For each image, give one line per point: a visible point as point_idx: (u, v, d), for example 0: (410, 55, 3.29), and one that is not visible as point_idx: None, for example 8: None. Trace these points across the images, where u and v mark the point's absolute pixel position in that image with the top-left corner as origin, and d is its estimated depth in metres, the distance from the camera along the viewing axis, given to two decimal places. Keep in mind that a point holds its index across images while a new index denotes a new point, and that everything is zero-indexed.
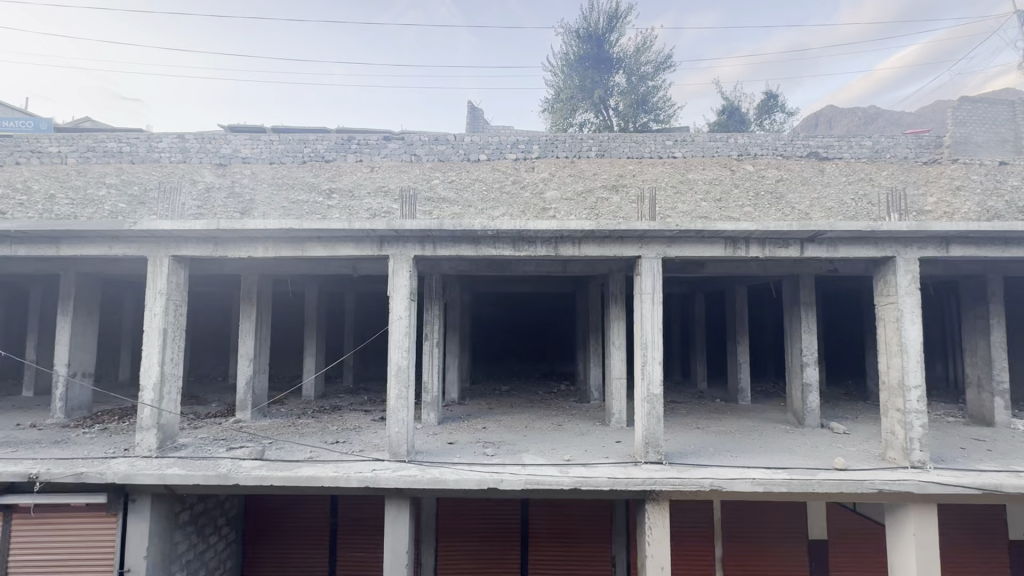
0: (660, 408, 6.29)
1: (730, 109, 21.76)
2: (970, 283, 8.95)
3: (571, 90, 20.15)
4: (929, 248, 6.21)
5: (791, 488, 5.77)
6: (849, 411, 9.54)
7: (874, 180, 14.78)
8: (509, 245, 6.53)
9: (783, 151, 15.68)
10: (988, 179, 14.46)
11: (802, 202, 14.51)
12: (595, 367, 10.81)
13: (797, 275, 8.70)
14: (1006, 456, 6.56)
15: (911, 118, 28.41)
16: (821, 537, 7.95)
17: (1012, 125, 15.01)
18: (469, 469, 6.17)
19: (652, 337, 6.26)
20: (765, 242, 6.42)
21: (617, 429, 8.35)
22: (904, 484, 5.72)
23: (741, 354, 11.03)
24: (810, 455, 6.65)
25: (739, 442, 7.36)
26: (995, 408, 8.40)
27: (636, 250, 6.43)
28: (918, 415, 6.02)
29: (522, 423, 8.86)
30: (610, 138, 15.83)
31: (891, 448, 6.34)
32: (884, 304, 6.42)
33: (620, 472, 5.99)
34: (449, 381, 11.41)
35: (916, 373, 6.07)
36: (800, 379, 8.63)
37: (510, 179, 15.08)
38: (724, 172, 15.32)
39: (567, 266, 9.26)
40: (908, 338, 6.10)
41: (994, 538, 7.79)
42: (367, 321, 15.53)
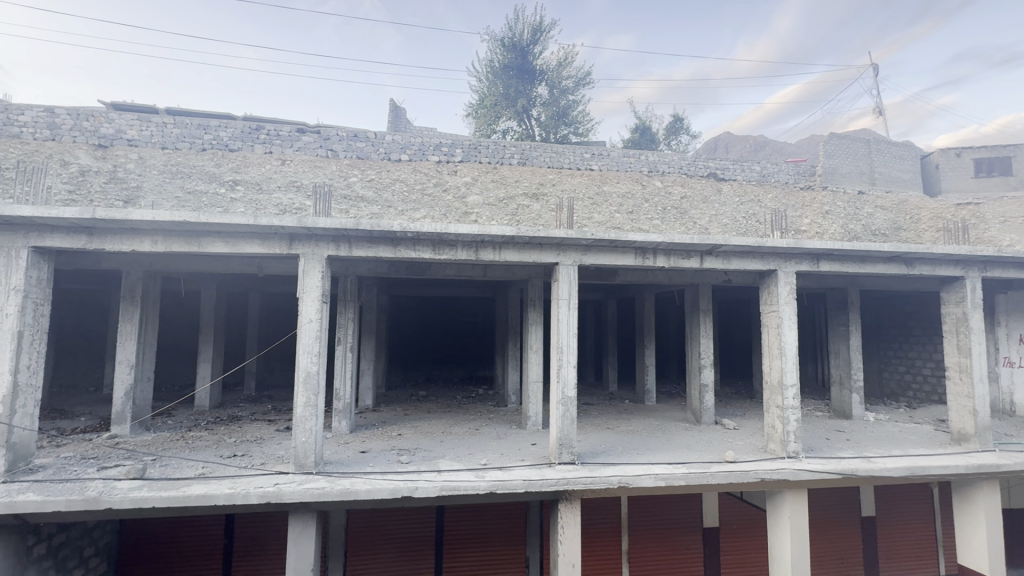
0: (574, 410, 6.49)
1: (642, 128, 23.30)
2: (834, 295, 10.31)
3: (496, 98, 20.40)
4: (802, 264, 7.06)
5: (689, 481, 6.23)
6: (738, 409, 10.54)
7: (761, 202, 16.59)
8: (429, 248, 6.43)
9: (687, 170, 16.96)
10: (850, 205, 16.78)
11: (702, 217, 16.01)
12: (513, 371, 10.97)
13: (697, 284, 9.49)
14: (860, 444, 7.61)
15: (792, 149, 32.33)
16: (713, 526, 8.68)
17: (867, 161, 17.60)
18: (383, 477, 5.95)
19: (568, 341, 6.46)
20: (670, 252, 6.92)
21: (533, 431, 8.53)
22: (781, 472, 6.43)
23: (648, 357, 11.76)
24: (706, 450, 7.23)
25: (644, 440, 7.82)
26: (852, 402, 9.72)
27: (554, 258, 6.62)
28: (794, 411, 6.81)
29: (439, 429, 8.73)
30: (531, 147, 16.20)
31: (772, 440, 7.08)
32: (768, 312, 7.19)
33: (536, 473, 6.10)
34: (363, 388, 10.94)
35: (792, 373, 6.86)
36: (699, 381, 9.36)
37: (432, 181, 14.89)
38: (636, 186, 16.26)
39: (487, 271, 9.33)
40: (786, 342, 6.88)
41: (850, 515, 8.98)
42: (273, 325, 14.48)
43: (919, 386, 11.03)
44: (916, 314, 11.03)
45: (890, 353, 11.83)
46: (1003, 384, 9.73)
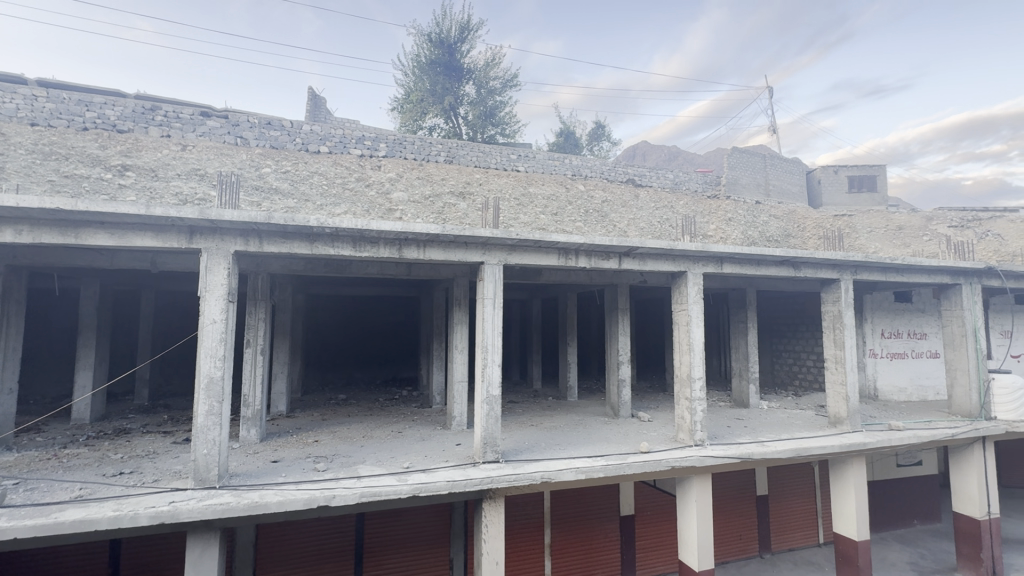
0: (499, 409, 6.52)
1: (566, 132, 24.02)
2: (736, 295, 11.29)
3: (422, 93, 20.01)
4: (708, 266, 7.64)
5: (608, 472, 6.50)
6: (652, 402, 11.19)
7: (673, 208, 17.77)
8: (349, 245, 6.14)
9: (608, 175, 17.71)
10: (748, 213, 18.46)
11: (622, 221, 16.86)
12: (438, 372, 10.81)
13: (616, 284, 9.95)
14: (756, 431, 8.38)
15: (701, 160, 35.02)
16: (629, 514, 9.14)
17: (763, 174, 19.49)
18: (296, 488, 5.60)
19: (493, 340, 6.48)
20: (591, 254, 7.17)
21: (458, 431, 8.46)
22: (689, 460, 6.91)
23: (570, 355, 12.11)
24: (623, 442, 7.59)
25: (566, 435, 8.05)
26: (749, 392, 10.69)
27: (480, 257, 6.61)
28: (700, 402, 7.35)
29: (360, 433, 8.38)
30: (458, 145, 16.07)
31: (681, 430, 7.59)
32: (678, 311, 7.69)
33: (460, 474, 6.04)
34: (276, 393, 10.23)
35: (700, 367, 7.40)
36: (617, 376, 9.79)
37: (354, 176, 14.26)
38: (560, 189, 16.69)
39: (411, 269, 9.12)
40: (694, 338, 7.41)
41: (746, 494, 9.87)
42: (171, 326, 13.12)
43: (804, 376, 12.38)
44: (801, 312, 12.38)
45: (780, 347, 13.17)
46: (868, 372, 11.19)
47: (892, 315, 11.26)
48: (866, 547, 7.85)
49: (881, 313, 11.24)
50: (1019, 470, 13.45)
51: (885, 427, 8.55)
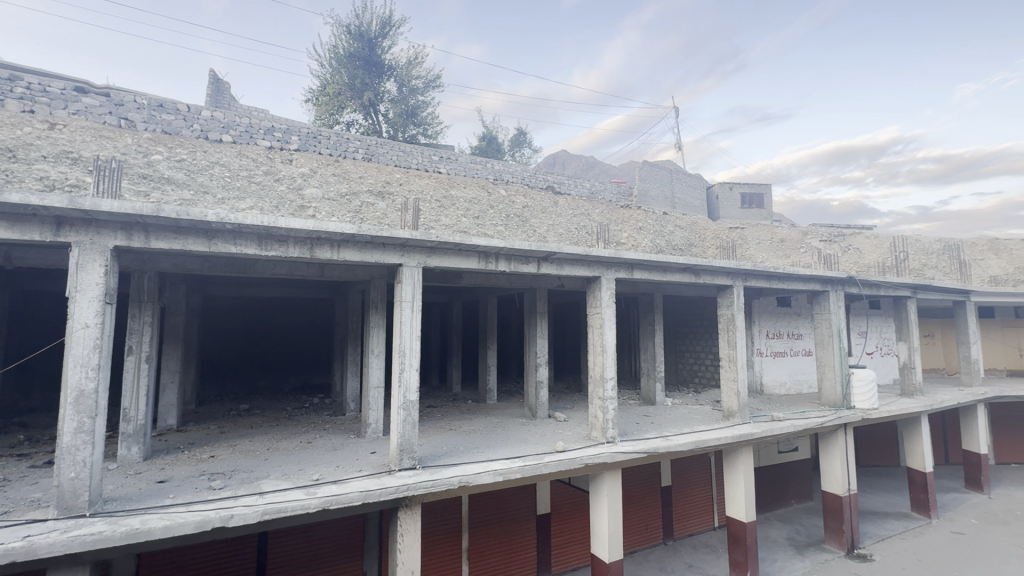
0: (417, 414, 6.39)
1: (489, 137, 24.23)
2: (644, 300, 12.05)
3: (340, 87, 19.13)
4: (620, 272, 8.07)
5: (525, 473, 6.60)
6: (568, 402, 11.58)
7: (590, 215, 18.55)
8: (253, 243, 5.69)
9: (529, 181, 18.13)
10: (657, 223, 19.75)
11: (541, 226, 17.31)
12: (352, 378, 10.36)
13: (535, 288, 10.17)
14: (661, 426, 8.98)
15: (615, 171, 37.09)
16: (545, 513, 9.36)
17: (669, 187, 21.07)
18: (187, 510, 5.07)
19: (411, 344, 6.33)
20: (510, 258, 7.28)
21: (372, 439, 8.15)
22: (601, 456, 7.22)
23: (489, 358, 12.18)
24: (539, 442, 7.77)
25: (485, 438, 8.06)
26: (656, 390, 11.43)
27: (397, 258, 6.42)
28: (612, 400, 7.72)
29: (264, 446, 7.79)
30: (377, 143, 15.59)
31: (595, 428, 7.92)
32: (593, 314, 8.03)
33: (374, 484, 5.81)
34: (164, 406, 9.18)
35: (612, 368, 7.77)
36: (535, 378, 9.98)
37: (261, 168, 13.26)
38: (482, 192, 16.73)
39: (324, 270, 8.68)
40: (606, 340, 7.77)
41: (651, 487, 10.53)
42: (31, 331, 11.33)
43: (703, 374, 13.48)
44: (701, 315, 13.48)
45: (683, 347, 14.23)
46: (756, 370, 12.45)
47: (775, 318, 12.64)
48: (752, 527, 8.70)
49: (767, 316, 12.56)
50: (872, 451, 15.69)
51: (768, 419, 9.56)
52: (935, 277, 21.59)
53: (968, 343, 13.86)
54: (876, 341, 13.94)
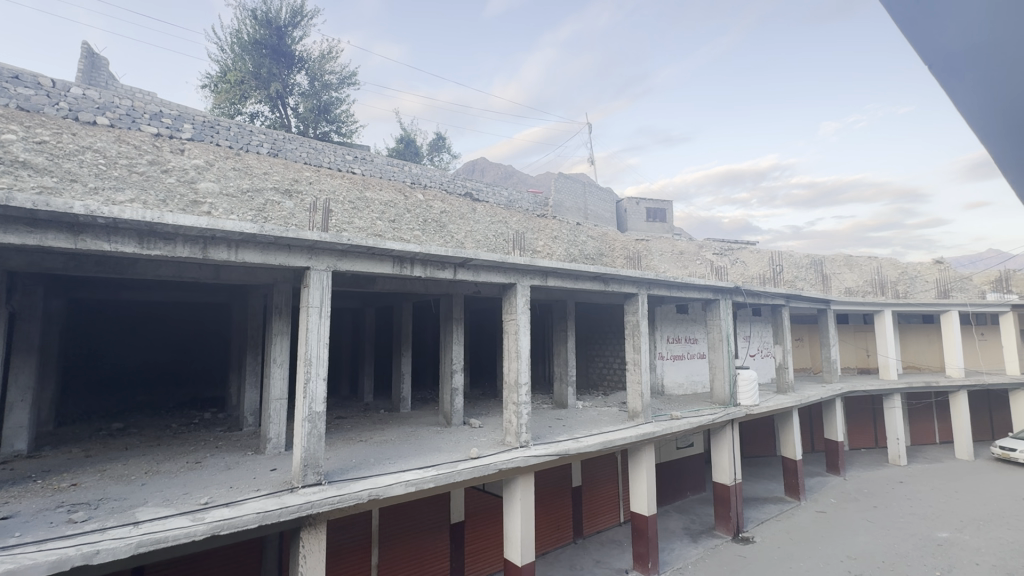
0: (323, 427, 6.04)
1: (407, 140, 23.76)
2: (558, 306, 12.47)
3: (242, 74, 17.69)
4: (534, 279, 8.27)
5: (438, 482, 6.49)
6: (483, 408, 11.58)
7: (507, 223, 18.86)
8: (133, 241, 5.07)
9: (447, 187, 18.06)
10: (571, 233, 20.58)
11: (459, 232, 17.25)
12: (251, 390, 9.56)
13: (451, 294, 10.10)
14: (572, 428, 9.32)
15: (533, 181, 38.21)
16: (459, 520, 9.27)
17: (581, 200, 22.13)
18: (37, 550, 4.33)
19: (318, 352, 5.98)
20: (426, 263, 7.18)
21: (273, 455, 7.57)
22: (514, 461, 7.31)
23: (404, 366, 11.84)
24: (454, 450, 7.69)
25: (397, 449, 7.82)
26: (568, 393, 11.82)
27: (304, 262, 6.04)
28: (526, 405, 7.86)
29: (141, 469, 6.89)
30: (284, 138, 14.75)
31: (509, 433, 8.01)
32: (508, 320, 8.14)
33: (274, 504, 5.39)
34: (10, 429, 7.78)
35: (526, 373, 7.91)
36: (451, 385, 9.86)
37: (146, 157, 11.85)
38: (398, 196, 16.33)
39: (219, 272, 7.93)
40: (522, 346, 7.91)
41: (562, 488, 10.85)
42: None
43: (611, 377, 14.19)
44: (609, 321, 14.22)
45: (593, 352, 14.90)
46: (658, 372, 13.38)
47: (675, 324, 13.69)
48: (653, 520, 9.29)
49: (667, 322, 13.56)
50: (754, 444, 17.47)
51: (668, 418, 10.30)
52: (804, 288, 24.71)
53: (829, 345, 16.00)
54: (757, 345, 15.62)
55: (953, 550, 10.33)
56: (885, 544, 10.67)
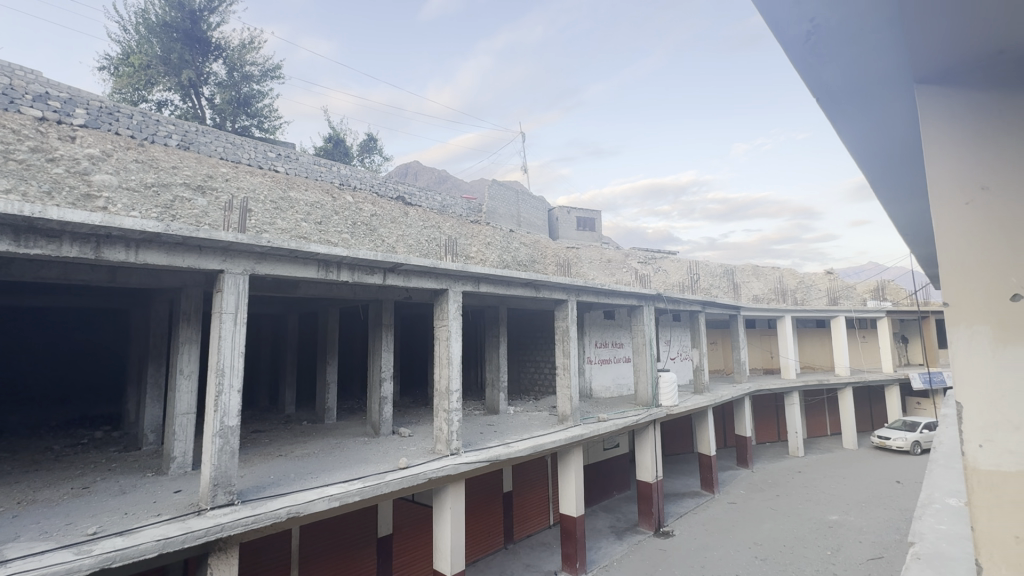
0: (236, 442, 5.62)
1: (336, 139, 22.87)
2: (490, 312, 12.52)
3: (149, 58, 16.12)
4: (466, 285, 8.24)
5: (363, 495, 6.24)
6: (413, 417, 11.34)
7: (440, 228, 18.66)
8: (8, 238, 4.45)
9: (378, 189, 17.59)
10: (504, 239, 20.74)
11: (391, 236, 16.82)
12: (152, 404, 8.68)
13: (381, 300, 9.82)
14: (503, 434, 9.38)
15: (467, 187, 38.29)
16: (386, 534, 8.97)
17: (514, 207, 22.48)
18: None
19: (232, 361, 5.56)
20: (354, 267, 6.92)
21: (177, 476, 6.91)
22: (444, 469, 7.21)
23: (329, 375, 11.31)
24: (382, 461, 7.45)
25: (320, 462, 7.44)
26: (499, 399, 11.87)
27: (217, 265, 5.58)
28: (456, 412, 7.80)
29: (12, 500, 6.01)
30: (197, 130, 13.66)
31: (439, 441, 7.90)
32: (440, 326, 8.04)
33: (178, 528, 4.92)
34: None
35: (457, 380, 7.84)
36: (379, 394, 9.53)
37: (26, 143, 10.42)
38: (325, 197, 15.63)
39: (115, 275, 7.16)
40: (453, 353, 7.84)
41: (493, 495, 10.86)
42: None
43: (541, 382, 14.46)
44: (540, 327, 14.47)
45: (524, 358, 15.10)
46: (586, 376, 13.81)
47: (602, 329, 14.22)
48: (581, 520, 9.53)
49: (595, 328, 14.06)
50: (674, 442, 18.51)
51: (595, 420, 10.66)
52: (718, 295, 26.68)
53: (739, 348, 17.36)
54: (677, 348, 16.61)
55: (842, 530, 11.55)
56: (786, 530, 11.70)
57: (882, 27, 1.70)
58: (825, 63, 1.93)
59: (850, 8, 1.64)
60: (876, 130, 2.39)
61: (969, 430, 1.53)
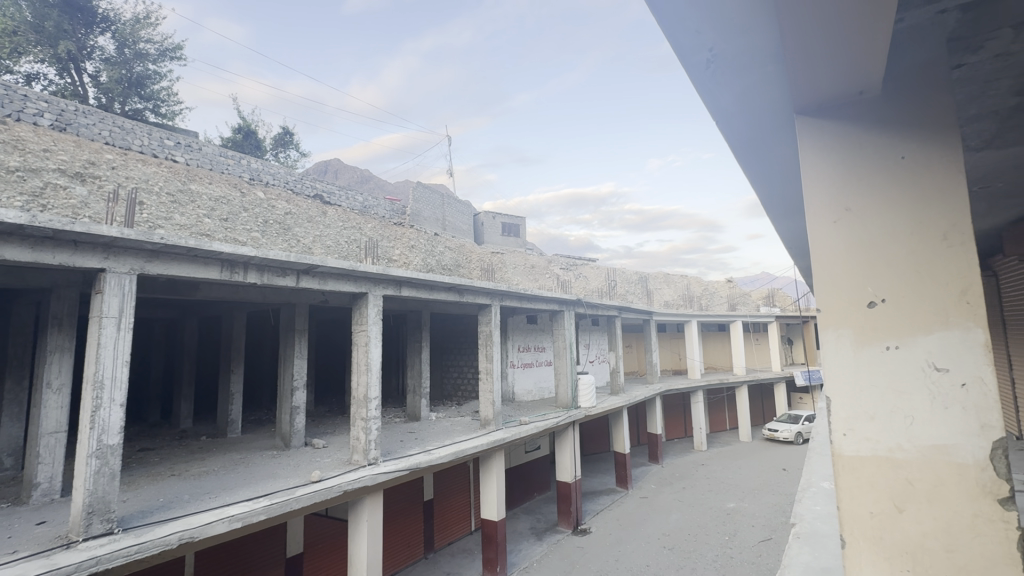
0: (118, 462, 4.99)
1: (246, 131, 21.25)
2: (413, 316, 12.25)
3: (16, 24, 13.91)
4: (388, 289, 7.99)
5: (270, 513, 5.80)
6: (328, 427, 10.76)
7: (361, 229, 17.96)
8: None
9: (293, 186, 16.59)
10: (428, 243, 20.41)
11: (307, 236, 15.92)
12: (11, 423, 7.47)
13: (294, 303, 9.25)
14: (424, 441, 9.19)
15: (391, 188, 37.45)
16: (296, 553, 8.44)
17: (439, 211, 22.30)
18: None
19: (114, 371, 4.95)
20: (263, 268, 6.45)
21: (42, 505, 6.00)
22: (361, 480, 6.91)
23: (234, 384, 10.43)
24: (292, 475, 6.99)
25: (221, 480, 6.83)
26: (421, 405, 11.62)
27: (98, 263, 4.94)
28: (375, 420, 7.52)
29: None
30: (77, 110, 12.09)
31: (355, 451, 7.56)
32: (358, 331, 7.71)
33: (42, 566, 4.25)
34: None
35: (376, 387, 7.57)
36: (290, 404, 8.93)
37: None
38: (232, 191, 14.44)
39: None
40: (372, 358, 7.56)
41: (413, 504, 10.60)
42: None
43: (464, 387, 14.39)
44: (463, 332, 14.40)
45: (447, 363, 14.93)
46: (509, 380, 13.94)
47: (525, 333, 14.46)
48: (502, 524, 9.57)
49: (518, 332, 14.27)
50: (592, 442, 19.24)
51: (517, 423, 10.79)
52: (633, 301, 28.22)
53: (652, 350, 18.45)
54: (595, 352, 17.30)
55: (740, 517, 12.65)
56: (692, 519, 12.60)
57: (769, 62, 1.90)
58: (723, 89, 2.12)
59: (744, 41, 1.80)
60: (767, 152, 2.66)
61: (836, 420, 1.74)
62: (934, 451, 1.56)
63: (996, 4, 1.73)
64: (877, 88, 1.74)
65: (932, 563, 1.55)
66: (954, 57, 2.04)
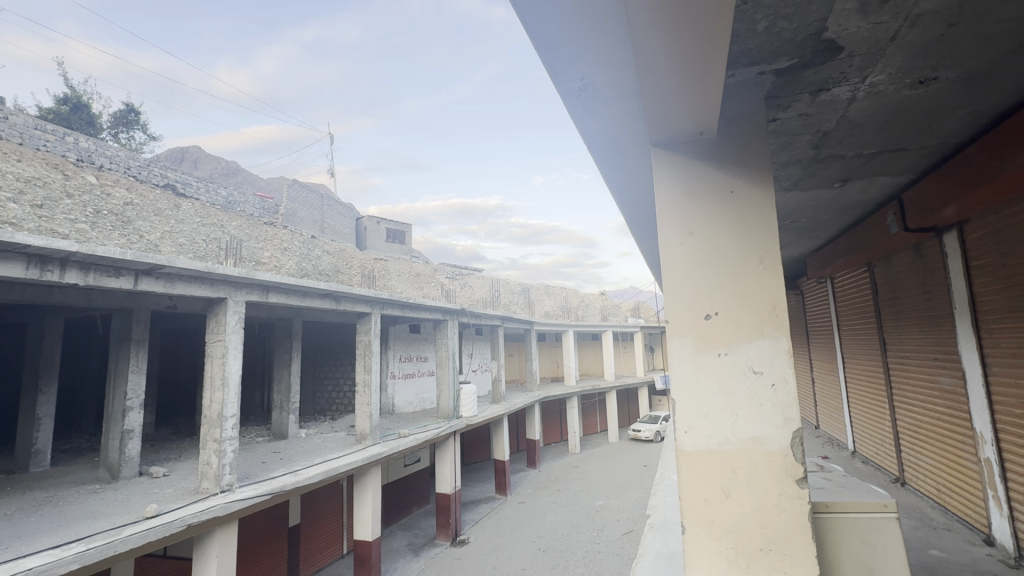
0: None
1: (75, 103, 17.84)
2: (282, 325, 11.23)
3: None
4: (253, 294, 7.22)
5: (87, 560, 4.84)
6: (172, 452, 9.34)
7: (223, 228, 16.11)
8: None
9: (136, 173, 14.24)
10: (303, 246, 19.02)
11: (152, 231, 13.83)
12: None
13: (131, 308, 7.89)
14: (290, 461, 8.42)
15: (262, 184, 34.22)
16: None
17: (317, 212, 20.90)
18: None
19: None
20: (89, 267, 5.43)
21: None
22: (211, 511, 6.07)
23: (43, 407, 8.54)
24: (119, 512, 5.92)
25: (17, 526, 5.52)
26: (289, 422, 10.63)
27: None
28: (230, 441, 6.70)
29: None
30: None
31: (205, 478, 6.65)
32: (213, 341, 6.81)
33: None
34: None
35: (233, 404, 6.77)
36: (120, 427, 7.54)
37: None
38: (50, 172, 11.84)
39: None
40: (230, 372, 6.73)
41: (276, 532, 9.63)
42: None
43: (340, 401, 13.53)
44: (340, 342, 13.56)
45: (321, 375, 13.92)
46: (388, 392, 13.41)
47: (406, 343, 14.09)
48: (376, 544, 9.12)
49: (400, 342, 13.85)
50: (472, 451, 19.35)
51: (396, 436, 10.40)
52: (516, 310, 29.15)
53: (531, 359, 19.15)
54: (478, 361, 17.46)
55: (607, 513, 13.60)
56: (566, 520, 13.23)
57: (630, 95, 2.10)
58: (592, 115, 2.29)
59: (611, 75, 1.98)
60: (629, 175, 2.92)
61: (680, 419, 1.95)
62: (752, 442, 1.83)
63: (799, 73, 2.14)
64: (714, 131, 2.02)
65: (750, 539, 1.81)
66: (770, 112, 2.46)
